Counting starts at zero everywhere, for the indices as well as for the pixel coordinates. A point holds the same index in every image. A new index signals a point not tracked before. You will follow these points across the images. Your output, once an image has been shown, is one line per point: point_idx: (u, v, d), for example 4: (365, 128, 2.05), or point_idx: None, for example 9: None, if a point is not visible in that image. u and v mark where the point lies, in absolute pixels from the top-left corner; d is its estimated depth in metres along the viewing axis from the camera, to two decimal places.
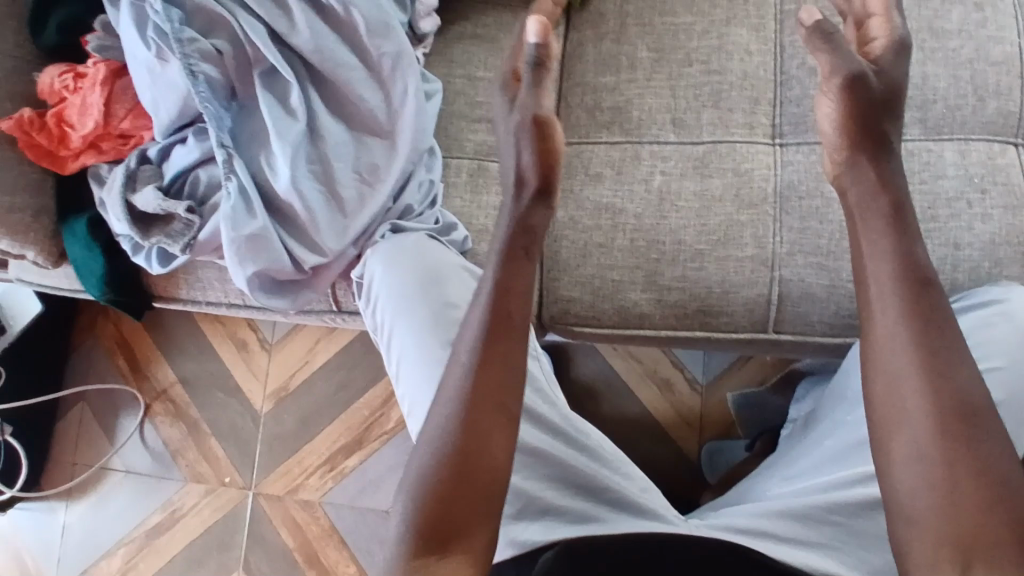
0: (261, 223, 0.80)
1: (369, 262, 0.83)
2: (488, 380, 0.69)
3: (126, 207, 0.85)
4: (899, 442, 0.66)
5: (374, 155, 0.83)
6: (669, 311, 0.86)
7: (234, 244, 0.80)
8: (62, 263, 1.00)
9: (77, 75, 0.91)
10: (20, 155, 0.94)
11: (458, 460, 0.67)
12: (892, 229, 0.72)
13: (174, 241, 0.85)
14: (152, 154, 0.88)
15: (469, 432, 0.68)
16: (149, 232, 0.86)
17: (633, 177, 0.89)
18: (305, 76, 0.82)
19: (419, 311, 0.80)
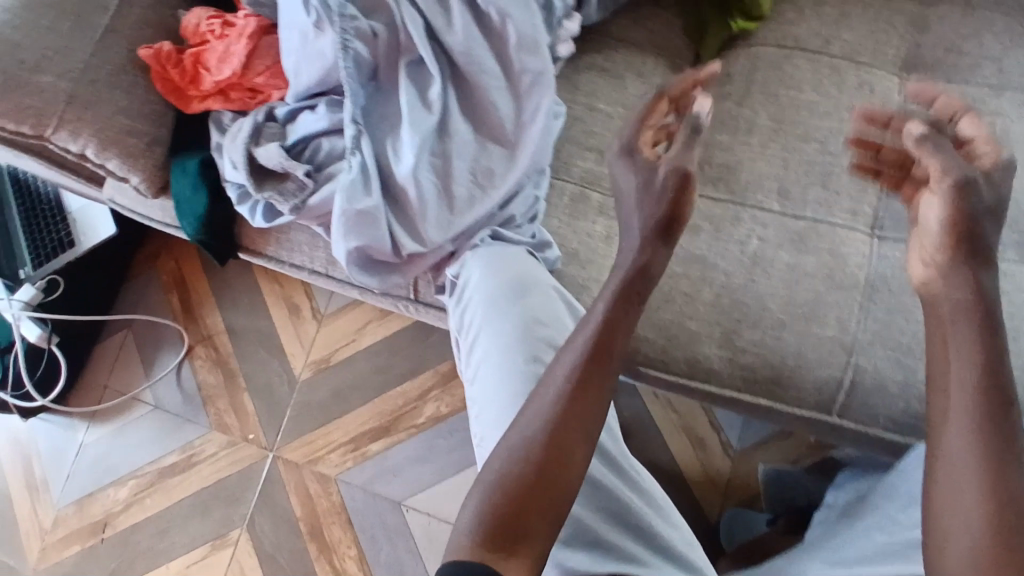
0: (375, 202, 0.83)
1: (469, 266, 0.86)
2: (579, 403, 0.73)
3: (247, 158, 0.88)
4: (952, 545, 0.66)
5: (493, 161, 0.86)
6: (739, 373, 0.87)
7: (345, 216, 0.83)
8: (161, 195, 1.03)
9: (225, 23, 0.94)
10: (150, 85, 0.97)
11: (540, 470, 0.70)
12: (977, 334, 0.71)
13: (284, 200, 0.88)
14: (280, 113, 0.91)
15: (553, 448, 0.71)
16: (263, 186, 0.89)
17: (731, 235, 0.91)
18: (448, 74, 0.86)
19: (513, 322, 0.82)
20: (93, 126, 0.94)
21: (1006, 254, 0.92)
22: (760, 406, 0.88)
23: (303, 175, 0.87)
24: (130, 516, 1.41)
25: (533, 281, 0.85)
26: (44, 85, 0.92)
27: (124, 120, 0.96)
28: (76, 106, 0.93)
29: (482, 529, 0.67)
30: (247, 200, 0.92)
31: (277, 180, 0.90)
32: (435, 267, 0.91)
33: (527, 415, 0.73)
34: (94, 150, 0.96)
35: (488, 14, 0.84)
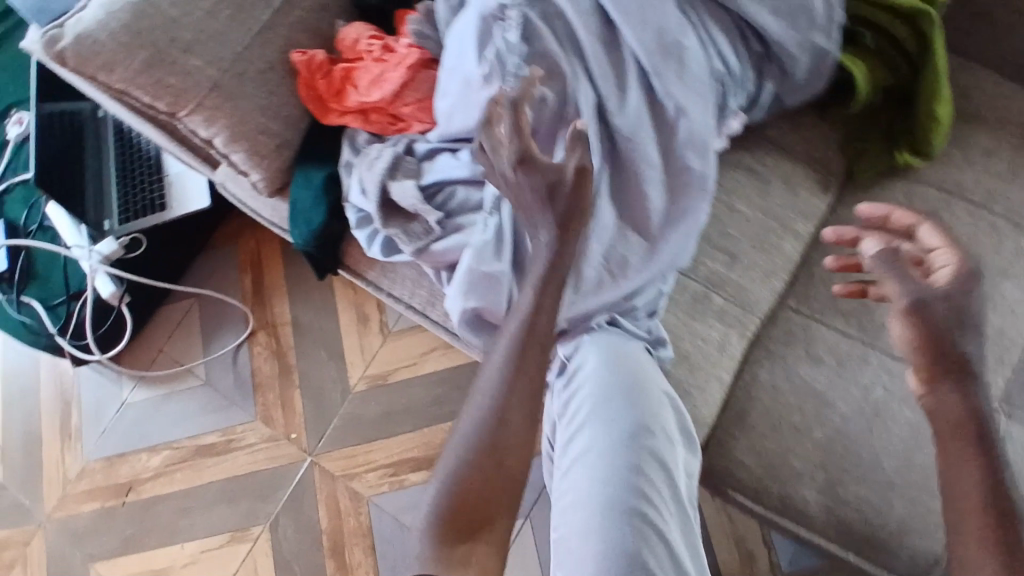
0: (504, 268, 0.80)
1: (587, 351, 0.83)
2: (520, 387, 0.71)
3: (380, 189, 0.86)
4: None
5: (629, 252, 0.82)
6: (834, 524, 0.82)
7: (469, 274, 0.80)
8: (276, 196, 1.01)
9: (385, 47, 0.92)
10: (295, 89, 0.95)
11: (484, 454, 0.68)
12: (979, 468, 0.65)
13: (408, 240, 0.85)
14: (419, 150, 0.89)
15: (496, 434, 0.69)
16: (389, 220, 0.87)
17: (854, 376, 0.87)
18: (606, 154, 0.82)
19: (620, 421, 0.78)
20: (230, 118, 0.92)
21: None
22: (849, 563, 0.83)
23: (433, 221, 0.84)
24: (156, 486, 1.38)
25: (651, 383, 0.81)
26: (190, 68, 0.89)
27: (260, 118, 0.93)
28: (218, 95, 0.91)
29: (445, 516, 0.65)
30: (365, 227, 0.91)
31: (403, 215, 0.87)
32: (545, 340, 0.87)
33: (479, 392, 0.72)
34: (223, 141, 0.94)
35: (664, 105, 0.81)
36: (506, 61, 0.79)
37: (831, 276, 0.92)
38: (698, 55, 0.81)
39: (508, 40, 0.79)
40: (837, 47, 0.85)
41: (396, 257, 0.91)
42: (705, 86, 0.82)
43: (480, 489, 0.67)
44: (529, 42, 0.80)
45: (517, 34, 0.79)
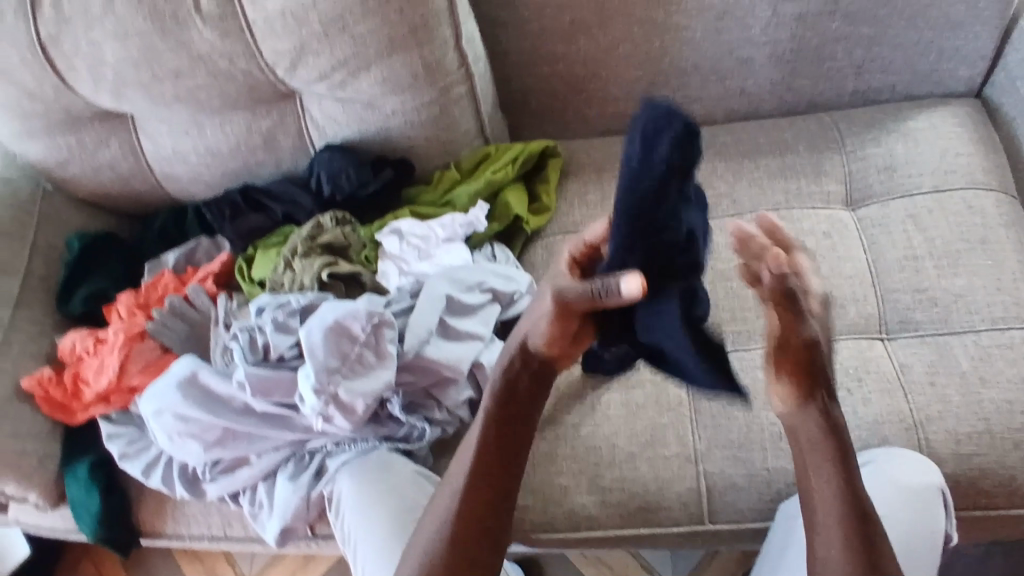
0: (292, 486, 0.93)
1: (337, 478, 0.94)
2: (478, 481, 0.77)
3: (180, 470, 1.00)
4: (822, 548, 0.74)
5: (390, 428, 0.96)
6: (614, 511, 0.97)
7: (279, 509, 0.94)
8: (61, 504, 1.07)
9: (97, 340, 1.09)
10: (35, 407, 1.06)
11: (473, 503, 0.77)
12: (837, 465, 0.76)
13: (191, 490, 0.99)
14: (179, 413, 0.94)
15: (472, 507, 0.76)
16: (183, 482, 0.99)
17: (569, 392, 1.04)
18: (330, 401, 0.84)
19: (380, 512, 0.89)
20: None
21: None
22: (645, 535, 0.97)
23: (220, 477, 0.97)
24: None
25: (414, 500, 0.91)
26: None
27: (15, 443, 1.02)
28: None
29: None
30: (153, 471, 1.01)
31: (177, 462, 1.00)
32: (318, 514, 0.97)
33: (444, 490, 0.79)
34: None
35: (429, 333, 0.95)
36: (284, 343, 0.90)
37: None
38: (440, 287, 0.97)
39: (274, 332, 0.91)
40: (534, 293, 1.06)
41: (196, 489, 1.00)
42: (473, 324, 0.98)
43: (477, 539, 0.76)
44: (334, 330, 0.85)
45: (321, 327, 0.85)
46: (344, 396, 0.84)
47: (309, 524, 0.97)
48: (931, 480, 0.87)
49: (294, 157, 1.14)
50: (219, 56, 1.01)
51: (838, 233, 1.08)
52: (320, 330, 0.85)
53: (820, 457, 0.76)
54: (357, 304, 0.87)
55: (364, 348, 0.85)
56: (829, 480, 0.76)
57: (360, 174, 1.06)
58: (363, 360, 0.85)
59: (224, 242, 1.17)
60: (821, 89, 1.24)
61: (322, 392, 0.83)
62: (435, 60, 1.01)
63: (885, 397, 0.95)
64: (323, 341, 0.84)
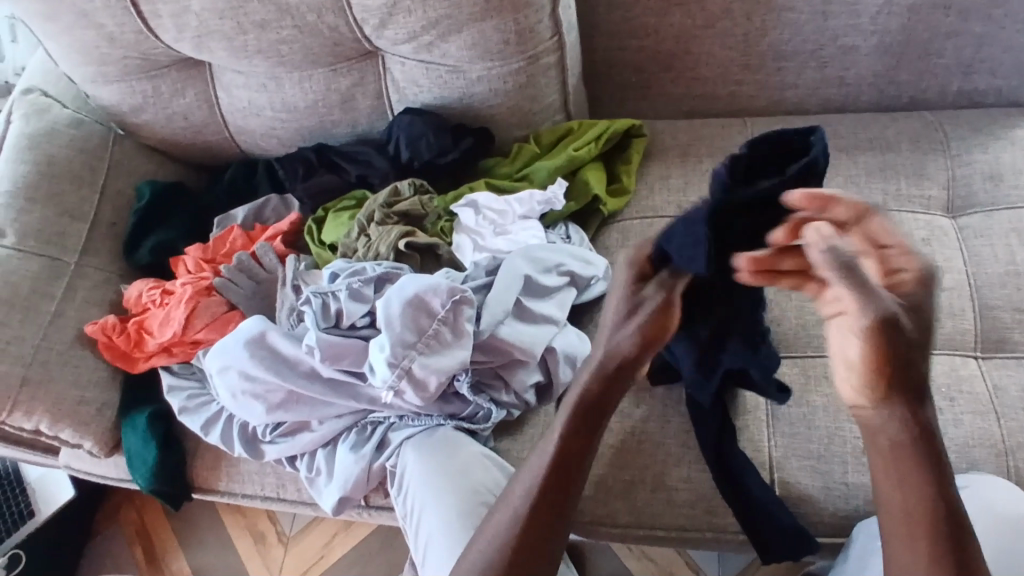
0: (355, 456, 0.92)
1: (402, 452, 0.92)
2: (562, 463, 0.78)
3: (239, 429, 0.98)
4: (900, 562, 0.70)
5: (456, 406, 0.94)
6: (677, 511, 0.93)
7: (340, 478, 0.92)
8: (117, 452, 1.08)
9: (163, 291, 1.07)
10: (98, 353, 1.06)
11: (554, 484, 0.77)
12: (927, 474, 0.70)
13: (249, 450, 0.98)
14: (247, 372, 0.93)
15: (542, 515, 0.76)
16: (241, 441, 0.98)
17: (638, 385, 1.00)
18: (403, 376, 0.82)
19: (446, 490, 0.87)
20: (49, 402, 0.99)
21: None
22: (708, 539, 0.93)
23: (280, 439, 0.96)
24: None
25: (480, 483, 0.88)
26: None
27: (78, 389, 1.02)
28: (30, 386, 0.98)
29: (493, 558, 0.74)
30: (211, 427, 1.00)
31: (237, 420, 0.99)
32: (376, 486, 0.95)
33: (528, 468, 0.79)
34: (50, 422, 1.00)
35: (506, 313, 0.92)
36: (357, 312, 0.88)
37: None
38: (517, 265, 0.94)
39: (348, 299, 0.88)
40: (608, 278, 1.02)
41: (254, 449, 0.98)
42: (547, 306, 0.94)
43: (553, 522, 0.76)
44: (413, 304, 0.82)
45: (400, 300, 0.82)
46: (418, 372, 0.82)
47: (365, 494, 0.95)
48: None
49: (371, 119, 1.10)
50: (307, 9, 0.97)
51: (938, 242, 1.02)
52: (399, 303, 0.82)
53: (909, 468, 0.71)
54: (437, 279, 0.84)
55: (442, 325, 0.82)
56: (927, 493, 0.70)
57: (440, 141, 1.02)
58: (438, 337, 0.82)
59: (293, 202, 1.14)
60: (927, 86, 1.16)
61: (396, 366, 0.81)
62: (530, 27, 0.96)
63: (978, 419, 0.90)
64: (401, 314, 0.81)
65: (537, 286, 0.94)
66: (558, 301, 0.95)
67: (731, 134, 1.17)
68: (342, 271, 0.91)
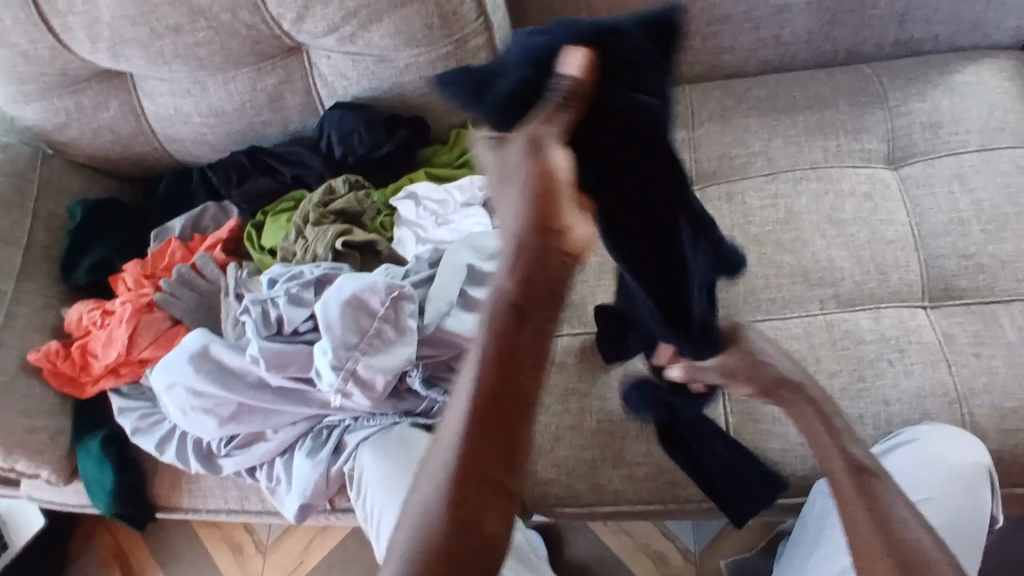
0: (312, 461, 0.91)
1: (357, 454, 0.91)
2: (495, 395, 0.47)
3: (195, 445, 0.96)
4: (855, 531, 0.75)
5: (410, 402, 0.93)
6: (639, 485, 0.94)
7: (299, 485, 0.91)
8: (75, 478, 1.05)
9: (104, 312, 1.05)
10: (44, 381, 1.03)
11: (483, 430, 0.46)
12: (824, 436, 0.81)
13: (206, 465, 0.96)
14: (193, 388, 0.91)
15: (469, 500, 0.45)
16: (196, 458, 0.96)
17: (594, 364, 1.00)
18: (349, 377, 0.81)
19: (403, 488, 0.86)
20: None
21: (825, 309, 0.96)
22: (672, 509, 0.95)
23: (236, 452, 0.95)
24: None
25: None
26: None
27: (25, 420, 0.99)
28: None
29: None
30: (166, 445, 0.98)
31: (191, 437, 0.97)
32: (338, 489, 0.95)
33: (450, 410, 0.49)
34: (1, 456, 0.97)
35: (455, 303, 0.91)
36: (299, 316, 0.86)
37: None
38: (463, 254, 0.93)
39: (287, 304, 0.86)
40: None
41: (210, 465, 0.97)
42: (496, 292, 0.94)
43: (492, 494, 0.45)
44: (350, 305, 0.80)
45: (337, 301, 0.80)
46: (363, 373, 0.80)
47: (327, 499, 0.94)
48: (977, 460, 0.84)
49: (303, 117, 1.08)
50: (220, 9, 0.94)
51: (881, 196, 1.02)
52: (336, 305, 0.80)
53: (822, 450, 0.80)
54: (375, 277, 0.82)
55: (383, 324, 0.81)
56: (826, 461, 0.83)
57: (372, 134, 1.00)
58: (381, 336, 0.81)
59: (232, 208, 1.12)
60: (862, 39, 1.16)
61: (341, 369, 0.80)
62: (452, 9, 0.94)
63: (928, 368, 0.91)
64: (340, 316, 0.80)
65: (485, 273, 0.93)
66: None
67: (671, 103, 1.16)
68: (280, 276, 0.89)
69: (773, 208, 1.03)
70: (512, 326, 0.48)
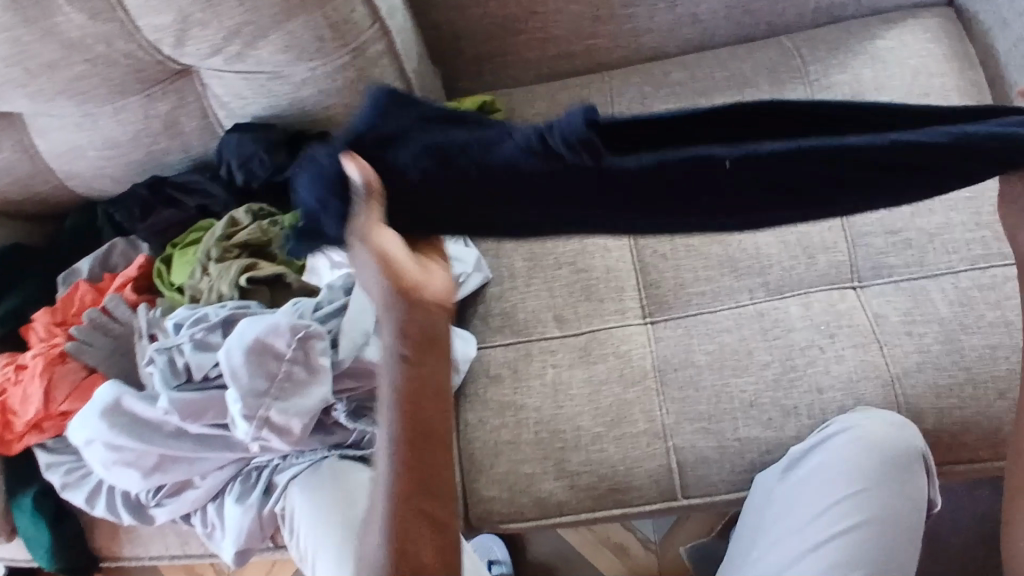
0: (244, 506, 0.88)
1: (288, 495, 0.88)
2: (416, 432, 0.57)
3: (124, 497, 0.93)
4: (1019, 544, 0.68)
5: (339, 434, 0.90)
6: (582, 495, 0.92)
7: (234, 531, 0.88)
8: (14, 535, 1.01)
9: (18, 366, 1.00)
10: None
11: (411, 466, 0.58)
12: None
13: (139, 517, 0.94)
14: (110, 443, 0.88)
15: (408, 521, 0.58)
16: (128, 510, 0.93)
17: (528, 374, 0.97)
18: (263, 424, 0.78)
19: (335, 522, 0.85)
20: None
21: (755, 298, 0.95)
22: (617, 515, 0.93)
23: (167, 501, 0.92)
24: None
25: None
26: None
27: None
28: None
29: None
30: (96, 499, 0.94)
31: (118, 489, 0.94)
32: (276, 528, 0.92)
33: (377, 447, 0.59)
34: None
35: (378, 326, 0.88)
36: (207, 361, 0.83)
37: (477, 307, 1.03)
38: None
39: (194, 350, 0.83)
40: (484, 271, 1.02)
41: (143, 516, 0.94)
42: None
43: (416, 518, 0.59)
44: (253, 350, 0.77)
45: (240, 348, 0.77)
46: (277, 418, 0.77)
47: (267, 540, 0.92)
48: (915, 444, 0.84)
49: (204, 141, 1.03)
50: (92, 40, 0.87)
51: None
52: (239, 352, 0.77)
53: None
54: (278, 317, 0.79)
55: (292, 365, 0.78)
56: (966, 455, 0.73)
57: (273, 157, 0.95)
58: (292, 376, 0.78)
59: (142, 244, 1.08)
60: (781, 11, 1.12)
61: (253, 417, 0.77)
62: (344, 18, 0.89)
63: (860, 352, 0.89)
64: (245, 362, 0.77)
65: None
66: None
67: (592, 93, 1.12)
68: (186, 322, 0.85)
69: None
70: (411, 382, 0.56)
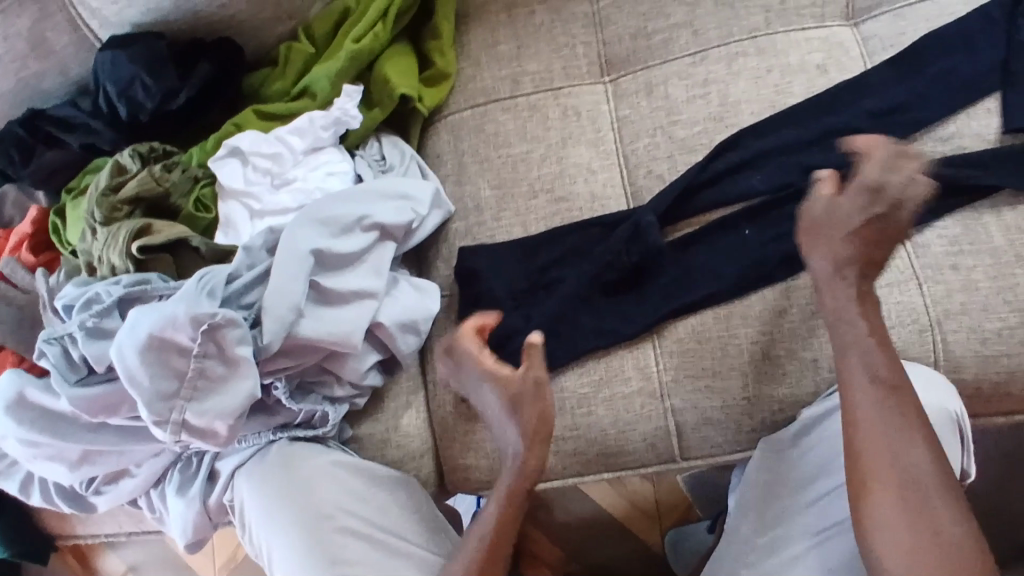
0: (187, 497, 0.78)
1: (235, 483, 0.78)
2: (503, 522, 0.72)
3: (58, 487, 0.84)
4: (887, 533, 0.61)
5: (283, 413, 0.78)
6: (570, 461, 0.80)
7: (179, 522, 0.79)
8: None
9: None
10: None
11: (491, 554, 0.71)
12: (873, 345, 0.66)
13: (79, 505, 0.84)
14: (21, 441, 0.76)
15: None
16: (65, 499, 0.84)
17: None
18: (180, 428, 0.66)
19: (287, 518, 0.74)
20: None
21: (773, 228, 0.77)
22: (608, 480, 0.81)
23: (105, 490, 0.82)
24: None
25: (328, 502, 0.75)
26: None
27: None
28: None
29: None
30: (30, 489, 0.85)
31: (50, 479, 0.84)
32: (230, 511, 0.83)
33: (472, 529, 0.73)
34: None
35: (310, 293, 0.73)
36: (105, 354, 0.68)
37: (439, 247, 0.86)
38: (313, 233, 0.72)
39: (88, 342, 0.68)
40: (445, 204, 0.84)
41: (83, 503, 0.85)
42: (361, 274, 0.75)
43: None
44: (150, 348, 0.63)
45: (133, 347, 0.63)
46: (196, 421, 0.65)
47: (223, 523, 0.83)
48: (946, 410, 0.69)
49: (81, 60, 0.81)
50: None
51: (838, 68, 0.80)
52: (132, 352, 0.63)
53: (862, 370, 0.65)
54: (176, 305, 0.64)
55: (204, 360, 0.64)
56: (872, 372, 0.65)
57: (161, 82, 0.76)
58: (206, 373, 0.65)
59: (37, 192, 0.90)
60: None
61: (167, 422, 0.65)
62: None
63: (895, 292, 0.74)
64: (143, 363, 0.63)
65: (342, 253, 0.73)
66: (375, 261, 0.76)
67: None
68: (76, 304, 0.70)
69: (704, 100, 0.80)
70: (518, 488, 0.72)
